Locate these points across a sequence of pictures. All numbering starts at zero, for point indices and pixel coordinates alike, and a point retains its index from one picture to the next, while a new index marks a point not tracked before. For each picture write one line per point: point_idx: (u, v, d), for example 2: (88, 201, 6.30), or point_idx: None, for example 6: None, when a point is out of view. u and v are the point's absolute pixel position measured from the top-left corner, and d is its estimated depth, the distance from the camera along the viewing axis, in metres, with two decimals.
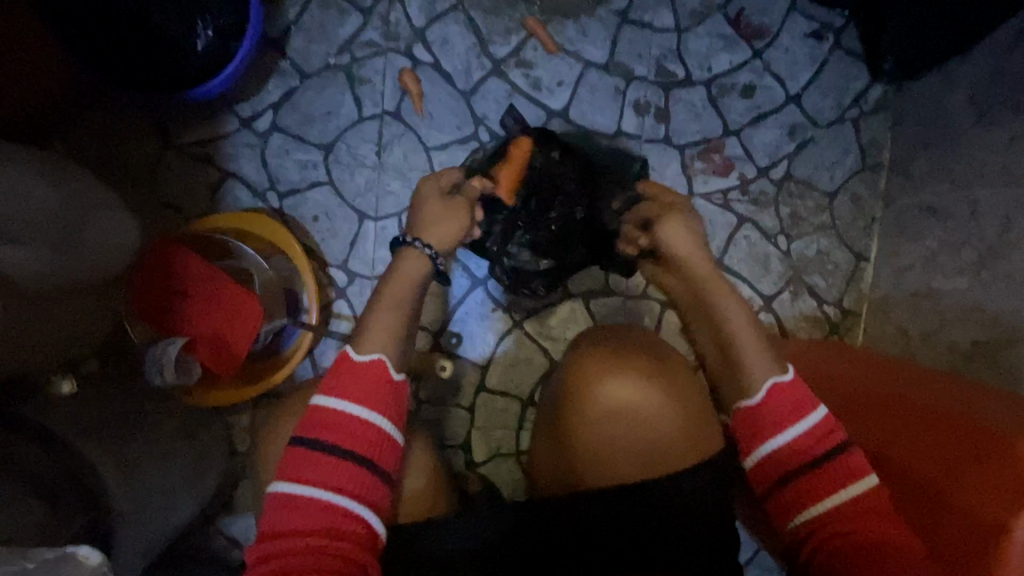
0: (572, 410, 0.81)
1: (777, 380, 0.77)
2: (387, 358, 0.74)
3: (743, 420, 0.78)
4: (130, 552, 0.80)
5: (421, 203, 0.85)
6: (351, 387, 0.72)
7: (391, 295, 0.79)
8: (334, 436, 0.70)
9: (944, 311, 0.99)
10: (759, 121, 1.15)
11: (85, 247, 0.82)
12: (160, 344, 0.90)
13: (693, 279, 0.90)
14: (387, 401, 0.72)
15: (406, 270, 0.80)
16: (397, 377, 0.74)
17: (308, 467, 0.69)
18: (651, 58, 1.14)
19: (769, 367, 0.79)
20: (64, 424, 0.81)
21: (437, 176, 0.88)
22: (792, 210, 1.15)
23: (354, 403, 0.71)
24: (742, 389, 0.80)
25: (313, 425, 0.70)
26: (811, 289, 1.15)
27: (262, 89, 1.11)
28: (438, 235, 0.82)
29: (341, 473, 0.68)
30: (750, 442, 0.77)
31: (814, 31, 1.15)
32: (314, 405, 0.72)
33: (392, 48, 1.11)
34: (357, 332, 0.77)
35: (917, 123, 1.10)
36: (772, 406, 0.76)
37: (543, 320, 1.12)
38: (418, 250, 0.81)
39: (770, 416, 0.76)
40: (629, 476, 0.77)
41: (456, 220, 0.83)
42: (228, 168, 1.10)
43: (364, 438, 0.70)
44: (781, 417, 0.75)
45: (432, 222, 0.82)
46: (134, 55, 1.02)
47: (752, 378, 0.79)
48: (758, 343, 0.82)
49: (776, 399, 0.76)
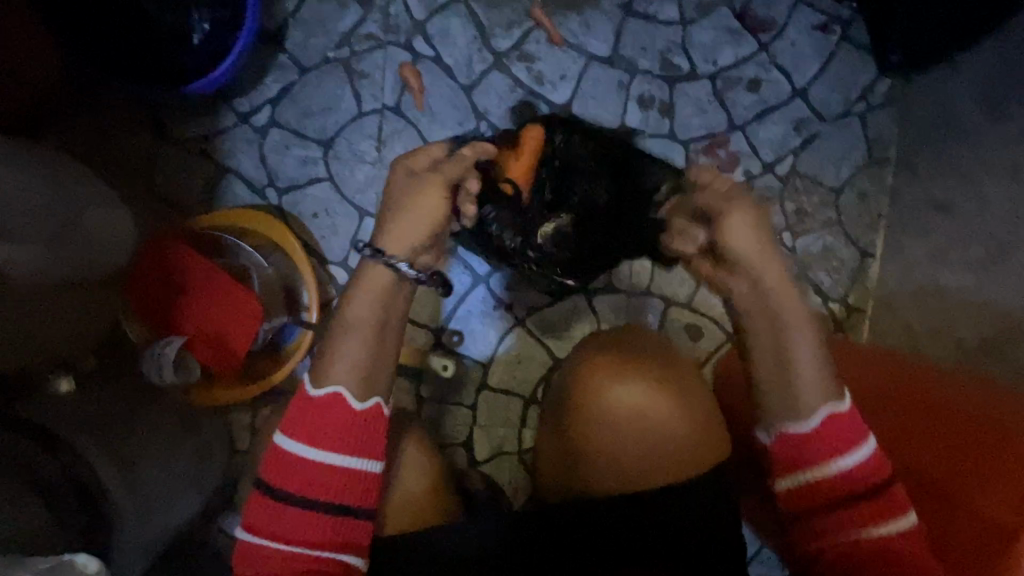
0: (575, 417, 0.80)
1: (834, 409, 0.71)
2: (346, 390, 0.69)
3: (784, 448, 0.73)
4: (132, 553, 0.80)
5: (391, 192, 0.73)
6: (314, 428, 0.69)
7: (351, 317, 0.71)
8: (297, 485, 0.68)
9: (951, 306, 1.00)
10: (764, 116, 1.13)
11: (82, 245, 0.80)
12: (160, 343, 0.91)
13: (759, 289, 0.74)
14: (355, 439, 0.69)
15: (370, 288, 0.71)
16: (359, 406, 0.70)
17: (272, 517, 0.68)
18: (655, 51, 1.12)
19: (825, 394, 0.71)
20: (61, 421, 0.80)
21: (411, 156, 0.75)
22: (797, 206, 1.14)
23: (315, 448, 0.68)
24: (791, 412, 0.72)
25: (276, 473, 0.69)
26: (816, 286, 1.14)
27: (260, 83, 1.09)
28: (400, 239, 0.71)
29: (304, 523, 0.68)
30: (789, 469, 0.73)
31: (821, 24, 1.14)
32: (276, 452, 0.69)
33: (392, 42, 1.09)
34: (319, 358, 0.71)
35: (924, 117, 1.09)
36: (823, 441, 0.71)
37: (545, 318, 1.11)
38: (376, 262, 0.71)
39: (818, 447, 0.71)
40: (635, 480, 0.77)
41: (421, 219, 0.71)
42: (226, 164, 1.09)
43: (328, 484, 0.68)
44: (830, 450, 0.71)
45: (395, 222, 0.71)
46: (130, 50, 1.00)
47: (804, 402, 0.72)
48: (818, 369, 0.72)
49: (831, 427, 0.71)
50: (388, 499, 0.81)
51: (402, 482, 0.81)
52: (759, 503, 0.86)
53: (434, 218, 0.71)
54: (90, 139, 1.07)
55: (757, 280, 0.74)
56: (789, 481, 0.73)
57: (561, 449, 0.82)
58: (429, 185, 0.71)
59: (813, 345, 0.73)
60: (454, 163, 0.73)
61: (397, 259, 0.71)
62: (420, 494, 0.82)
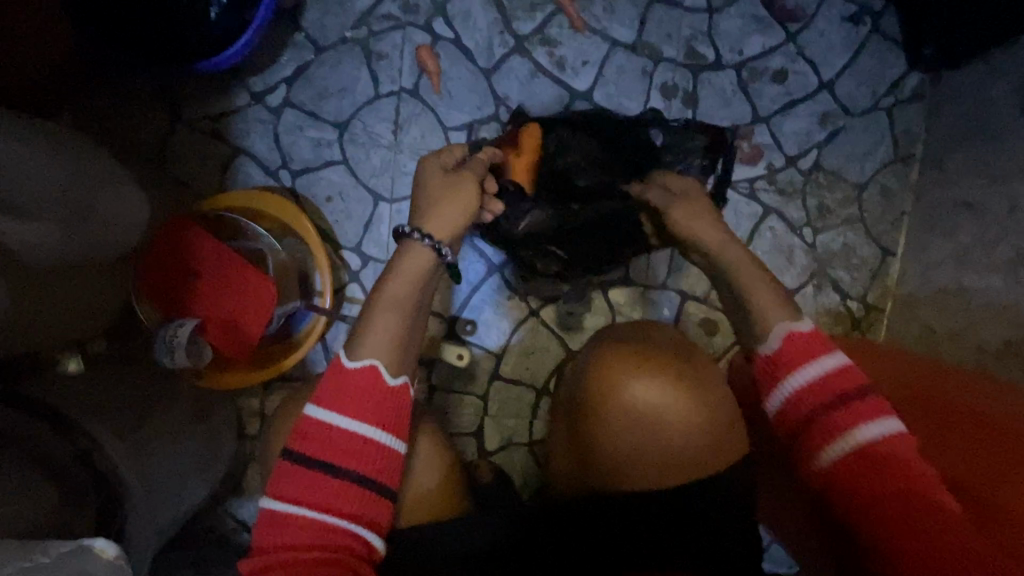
0: (591, 411, 0.78)
1: (791, 329, 0.74)
2: (382, 363, 0.67)
3: (765, 374, 0.74)
4: (142, 537, 0.79)
5: (423, 185, 0.76)
6: (344, 398, 0.66)
7: (391, 293, 0.70)
8: (324, 454, 0.64)
9: (973, 310, 0.95)
10: (790, 109, 1.11)
11: (93, 225, 0.79)
12: (171, 323, 0.88)
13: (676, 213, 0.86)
14: (387, 411, 0.66)
15: (410, 266, 0.71)
16: (393, 382, 0.67)
17: (294, 486, 0.64)
18: (680, 39, 1.09)
19: (782, 313, 0.75)
20: (72, 403, 0.78)
21: (438, 154, 0.79)
22: (819, 201, 1.12)
23: (349, 418, 0.65)
24: (755, 337, 0.77)
25: (302, 441, 0.65)
26: (834, 284, 1.12)
27: (275, 62, 1.06)
28: (442, 221, 0.73)
29: (340, 497, 0.64)
30: (770, 391, 0.73)
31: (851, 15, 1.11)
32: (312, 418, 0.65)
33: (411, 22, 1.06)
34: (353, 334, 0.69)
35: (954, 114, 1.06)
36: (792, 356, 0.72)
37: (561, 310, 1.10)
38: (419, 242, 0.72)
39: (790, 364, 0.72)
40: (660, 480, 0.74)
41: (462, 204, 0.74)
42: (239, 145, 1.06)
43: (357, 454, 0.65)
44: (799, 362, 0.71)
45: (433, 208, 0.73)
46: (143, 23, 0.98)
47: (768, 325, 0.75)
48: (773, 294, 0.77)
49: (794, 344, 0.72)
50: (403, 494, 0.78)
51: (418, 476, 0.79)
52: (788, 511, 0.83)
53: (471, 206, 0.74)
54: (101, 114, 1.05)
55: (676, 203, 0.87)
56: (775, 401, 0.73)
57: (578, 446, 0.80)
58: (464, 180, 0.75)
59: (769, 283, 0.78)
60: (477, 166, 0.80)
61: (442, 244, 0.72)
62: (436, 489, 0.80)
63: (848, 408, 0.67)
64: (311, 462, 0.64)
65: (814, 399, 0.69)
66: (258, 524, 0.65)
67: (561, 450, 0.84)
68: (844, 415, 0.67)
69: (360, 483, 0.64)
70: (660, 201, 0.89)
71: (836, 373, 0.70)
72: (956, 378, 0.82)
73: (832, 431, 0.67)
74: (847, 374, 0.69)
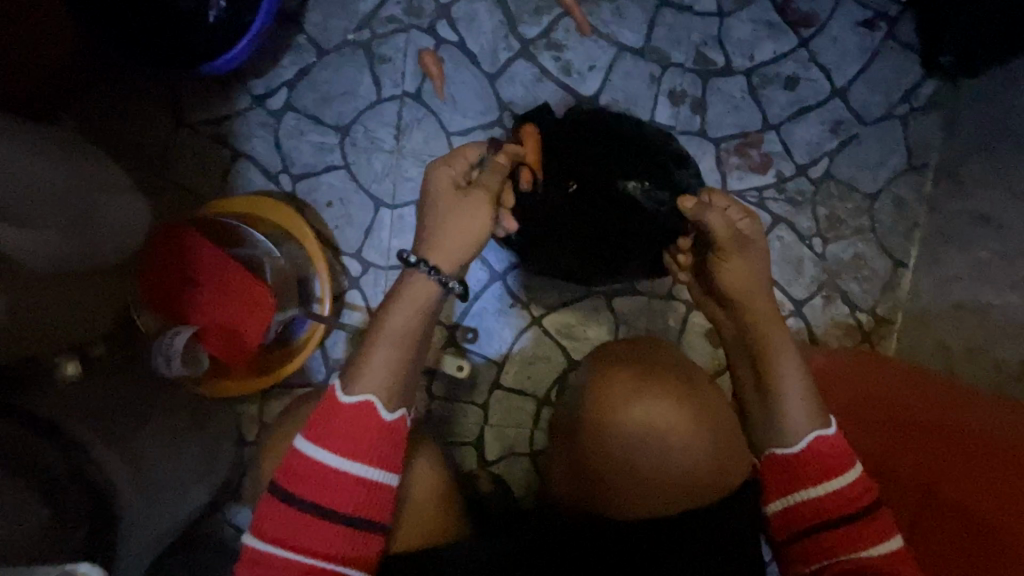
0: (597, 432, 0.76)
1: (820, 435, 0.74)
2: (378, 399, 0.65)
3: (777, 471, 0.76)
4: (135, 550, 0.77)
5: (432, 200, 0.70)
6: (334, 432, 0.64)
7: (393, 324, 0.67)
8: (312, 491, 0.64)
9: (988, 326, 0.92)
10: (802, 116, 1.08)
11: (93, 233, 0.78)
12: (168, 334, 0.87)
13: (739, 235, 0.78)
14: (379, 446, 0.65)
15: (414, 295, 0.68)
16: (390, 417, 0.66)
17: (279, 524, 0.63)
18: (689, 44, 1.07)
19: (809, 412, 0.75)
20: (67, 414, 0.76)
21: (446, 160, 0.71)
22: (830, 211, 1.09)
23: (337, 455, 0.64)
24: (780, 433, 0.76)
25: (290, 477, 0.64)
26: (844, 295, 1.10)
27: (277, 65, 1.05)
28: (449, 247, 0.69)
29: (325, 537, 0.63)
30: (777, 490, 0.76)
31: (866, 20, 1.08)
32: (300, 454, 0.64)
33: (415, 26, 1.05)
34: (352, 364, 0.68)
35: (971, 122, 1.03)
36: (813, 464, 0.73)
37: (564, 319, 1.08)
38: (425, 274, 0.68)
39: (812, 471, 0.73)
40: (655, 505, 0.73)
41: (472, 227, 0.69)
42: (240, 149, 1.05)
43: (345, 493, 0.64)
44: (820, 473, 0.73)
45: (441, 231, 0.69)
46: (143, 26, 0.96)
47: (792, 426, 0.75)
48: (803, 389, 0.76)
49: (818, 454, 0.73)
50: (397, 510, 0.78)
51: (411, 491, 0.79)
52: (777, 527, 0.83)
53: (482, 230, 0.69)
54: (102, 115, 1.04)
55: (739, 229, 0.79)
56: (779, 502, 0.75)
57: (574, 465, 0.79)
58: (477, 199, 0.69)
59: (802, 376, 0.77)
60: (493, 174, 0.72)
61: (449, 275, 0.69)
62: (430, 503, 0.80)
63: (858, 524, 0.70)
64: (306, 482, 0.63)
65: (822, 509, 0.72)
66: (244, 559, 0.64)
67: (558, 467, 0.83)
68: (851, 529, 0.70)
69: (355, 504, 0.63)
70: (718, 229, 0.77)
71: (852, 488, 0.71)
72: (974, 403, 0.77)
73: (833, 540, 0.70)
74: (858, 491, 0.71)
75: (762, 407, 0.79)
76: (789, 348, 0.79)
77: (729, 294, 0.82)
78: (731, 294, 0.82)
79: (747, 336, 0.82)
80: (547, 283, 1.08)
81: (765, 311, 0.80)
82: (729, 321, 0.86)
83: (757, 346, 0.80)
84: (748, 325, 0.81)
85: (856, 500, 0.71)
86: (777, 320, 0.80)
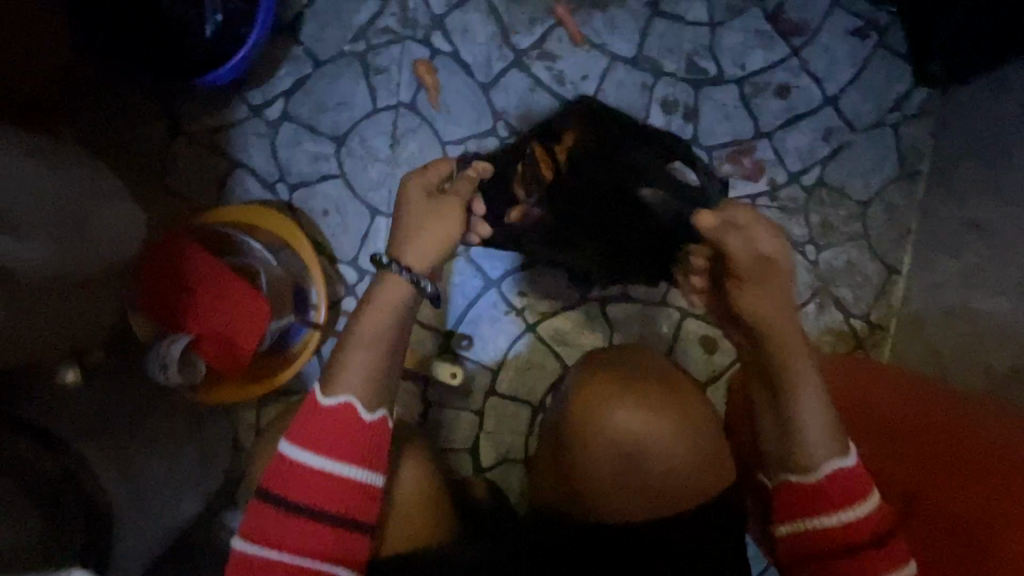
0: (576, 440, 0.78)
1: (838, 467, 0.68)
2: (358, 401, 0.66)
3: (791, 493, 0.70)
4: (129, 556, 0.78)
5: (406, 209, 0.71)
6: (320, 435, 0.65)
7: (367, 326, 0.68)
8: (296, 493, 0.64)
9: (980, 332, 0.93)
10: (793, 124, 1.09)
11: (91, 243, 0.80)
12: (164, 340, 0.88)
13: (765, 256, 0.70)
14: (366, 448, 0.66)
15: (387, 297, 0.68)
16: (370, 418, 0.66)
17: (268, 526, 0.64)
18: (682, 53, 1.08)
19: (832, 447, 0.69)
20: (60, 422, 0.77)
21: (420, 171, 0.73)
22: (823, 218, 1.10)
23: (320, 456, 0.64)
24: (796, 464, 0.70)
25: (275, 478, 0.65)
26: (837, 302, 1.10)
27: (273, 75, 1.06)
28: (421, 252, 0.69)
29: (310, 536, 0.64)
30: (788, 513, 0.71)
31: (857, 29, 1.09)
32: (284, 455, 0.65)
33: (409, 36, 1.06)
34: (330, 367, 0.68)
35: (962, 130, 1.04)
36: (831, 494, 0.68)
37: (558, 326, 1.09)
38: (397, 274, 0.69)
39: (832, 497, 0.68)
40: (635, 510, 0.74)
41: (443, 231, 0.70)
42: (237, 158, 1.06)
43: (330, 494, 0.64)
44: (842, 499, 0.67)
45: (413, 237, 0.70)
46: (142, 39, 0.98)
47: (811, 455, 0.69)
48: (826, 420, 0.69)
49: (841, 484, 0.68)
50: (386, 515, 0.79)
51: (399, 493, 0.80)
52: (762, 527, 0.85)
53: (453, 235, 0.70)
54: (101, 126, 1.05)
55: (761, 246, 0.69)
56: (791, 524, 0.70)
57: (559, 470, 0.80)
58: (448, 205, 0.71)
59: (824, 402, 0.69)
60: (465, 183, 0.74)
61: (420, 276, 0.69)
62: (416, 507, 0.81)
63: (875, 554, 0.66)
64: (294, 487, 0.64)
65: (838, 538, 0.67)
66: (234, 564, 0.65)
67: (546, 472, 0.83)
68: (868, 558, 0.66)
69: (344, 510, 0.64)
70: (738, 251, 0.69)
71: (869, 518, 0.67)
72: (960, 406, 0.78)
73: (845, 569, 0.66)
74: (874, 520, 0.67)
75: (777, 436, 0.71)
76: (814, 378, 0.70)
77: (750, 320, 0.71)
78: (750, 321, 0.72)
79: (766, 358, 0.72)
80: (541, 289, 1.09)
81: (790, 332, 0.71)
82: (741, 336, 0.77)
83: (776, 375, 0.71)
84: (769, 351, 0.71)
85: (871, 529, 0.66)
86: (802, 343, 0.71)
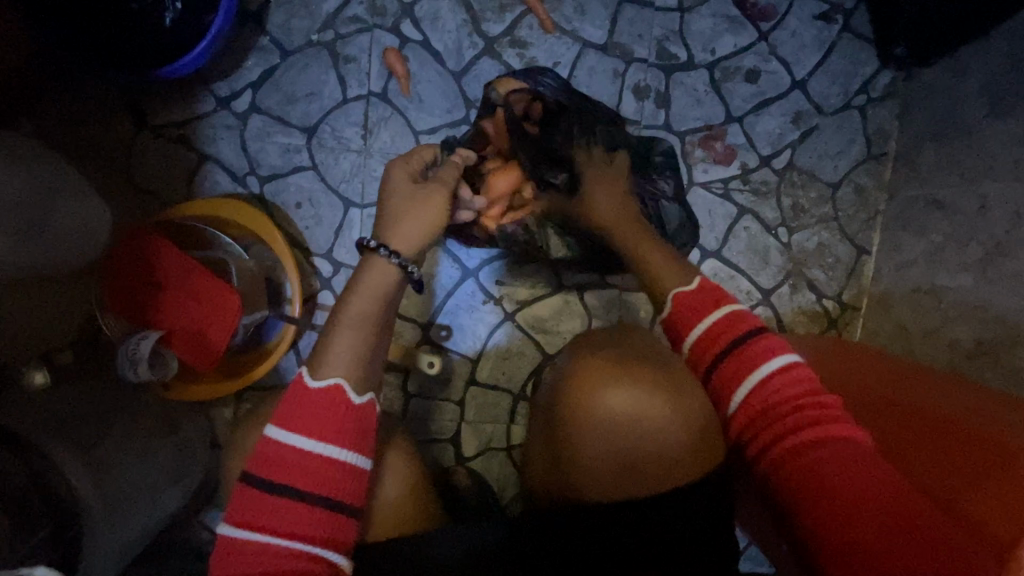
0: (569, 420, 0.77)
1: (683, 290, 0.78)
2: (346, 382, 0.66)
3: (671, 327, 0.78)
4: (104, 554, 0.77)
5: (390, 194, 0.74)
6: (308, 416, 0.64)
7: (356, 307, 0.69)
8: (283, 476, 0.63)
9: (946, 309, 0.95)
10: (763, 108, 1.10)
11: (54, 238, 0.77)
12: (134, 337, 0.86)
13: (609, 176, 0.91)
14: (352, 429, 0.65)
15: (375, 280, 0.70)
16: (358, 400, 0.66)
17: (256, 512, 0.62)
18: (652, 38, 1.08)
19: (678, 275, 0.80)
20: (23, 421, 0.76)
21: (404, 160, 0.77)
22: (793, 200, 1.11)
23: (308, 437, 0.63)
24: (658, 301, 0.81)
25: (261, 464, 0.63)
26: (810, 283, 1.12)
27: (241, 66, 1.04)
28: (405, 236, 0.72)
29: (296, 519, 0.62)
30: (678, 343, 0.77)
31: (823, 13, 1.11)
32: (271, 440, 0.64)
33: (379, 25, 1.05)
34: (315, 351, 0.68)
35: (925, 112, 1.06)
36: (686, 311, 0.77)
37: (537, 314, 1.09)
38: (383, 257, 0.71)
39: (688, 316, 0.76)
40: (630, 490, 0.74)
41: (425, 219, 0.73)
42: (205, 151, 1.05)
43: (316, 475, 0.63)
44: (695, 316, 0.75)
45: (399, 221, 0.72)
46: (99, 30, 0.96)
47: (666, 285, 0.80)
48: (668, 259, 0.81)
49: (689, 300, 0.77)
50: (369, 509, 0.78)
51: (383, 482, 0.80)
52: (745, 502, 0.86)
53: (437, 218, 0.74)
54: (64, 122, 1.02)
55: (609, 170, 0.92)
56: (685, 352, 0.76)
57: (553, 452, 0.80)
58: (431, 193, 0.75)
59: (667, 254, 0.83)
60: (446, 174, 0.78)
61: (407, 261, 0.72)
62: (399, 497, 0.80)
63: (746, 353, 0.71)
64: (275, 476, 0.63)
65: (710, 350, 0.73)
66: (216, 552, 0.63)
67: (537, 456, 0.83)
68: (748, 355, 0.70)
69: (321, 501, 0.63)
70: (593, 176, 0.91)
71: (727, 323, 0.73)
72: (933, 389, 0.78)
73: (737, 369, 0.70)
74: (737, 322, 0.73)
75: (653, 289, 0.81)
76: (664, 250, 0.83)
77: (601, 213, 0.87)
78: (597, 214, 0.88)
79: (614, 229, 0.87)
80: (519, 277, 1.09)
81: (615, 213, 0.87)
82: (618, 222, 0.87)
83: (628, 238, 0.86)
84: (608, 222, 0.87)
85: (736, 328, 0.73)
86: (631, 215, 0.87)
